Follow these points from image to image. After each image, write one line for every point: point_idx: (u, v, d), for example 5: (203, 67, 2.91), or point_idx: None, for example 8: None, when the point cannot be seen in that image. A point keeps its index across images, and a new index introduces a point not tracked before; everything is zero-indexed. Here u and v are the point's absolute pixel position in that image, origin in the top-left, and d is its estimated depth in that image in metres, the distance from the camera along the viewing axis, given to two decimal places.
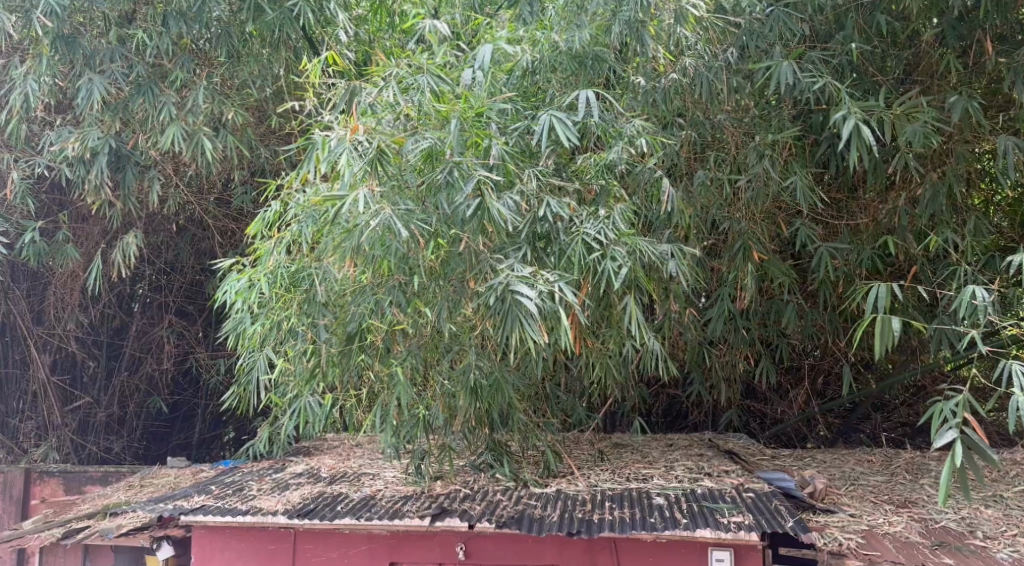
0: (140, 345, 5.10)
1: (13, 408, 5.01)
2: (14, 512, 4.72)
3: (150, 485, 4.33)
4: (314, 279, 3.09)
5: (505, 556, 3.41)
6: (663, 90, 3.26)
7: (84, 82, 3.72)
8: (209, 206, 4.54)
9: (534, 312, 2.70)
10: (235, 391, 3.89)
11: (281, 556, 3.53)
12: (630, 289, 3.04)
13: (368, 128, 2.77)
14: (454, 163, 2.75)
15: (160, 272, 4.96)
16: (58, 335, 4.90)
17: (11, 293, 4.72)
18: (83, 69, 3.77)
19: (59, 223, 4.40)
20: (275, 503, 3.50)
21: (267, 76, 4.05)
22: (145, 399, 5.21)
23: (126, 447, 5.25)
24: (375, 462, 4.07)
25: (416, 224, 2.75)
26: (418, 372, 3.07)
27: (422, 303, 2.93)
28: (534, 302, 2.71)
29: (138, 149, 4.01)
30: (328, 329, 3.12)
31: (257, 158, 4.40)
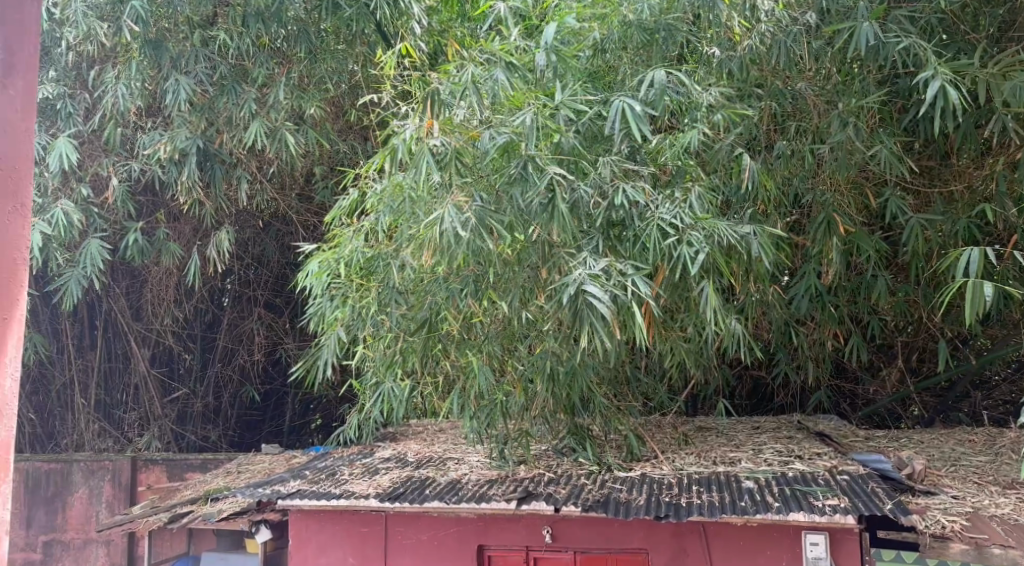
0: (232, 337, 5.29)
1: (118, 400, 5.37)
2: (123, 498, 4.99)
3: (246, 471, 4.51)
4: (390, 267, 3.13)
5: (592, 537, 3.44)
6: (739, 60, 3.16)
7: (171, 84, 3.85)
8: (292, 201, 4.68)
9: (608, 314, 2.63)
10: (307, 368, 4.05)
11: (374, 538, 3.68)
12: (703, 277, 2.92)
13: (442, 123, 2.76)
14: (528, 156, 2.70)
15: (248, 266, 5.11)
16: (155, 330, 5.17)
17: (112, 291, 5.02)
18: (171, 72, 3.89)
19: (156, 222, 4.60)
20: (367, 487, 3.59)
21: (344, 72, 4.15)
22: (238, 388, 5.41)
23: (223, 435, 5.48)
24: (458, 447, 4.14)
25: (492, 220, 2.72)
26: (496, 358, 3.12)
27: (497, 293, 2.96)
28: (607, 303, 2.63)
29: (224, 148, 4.15)
30: (404, 316, 3.18)
31: (337, 151, 4.49)
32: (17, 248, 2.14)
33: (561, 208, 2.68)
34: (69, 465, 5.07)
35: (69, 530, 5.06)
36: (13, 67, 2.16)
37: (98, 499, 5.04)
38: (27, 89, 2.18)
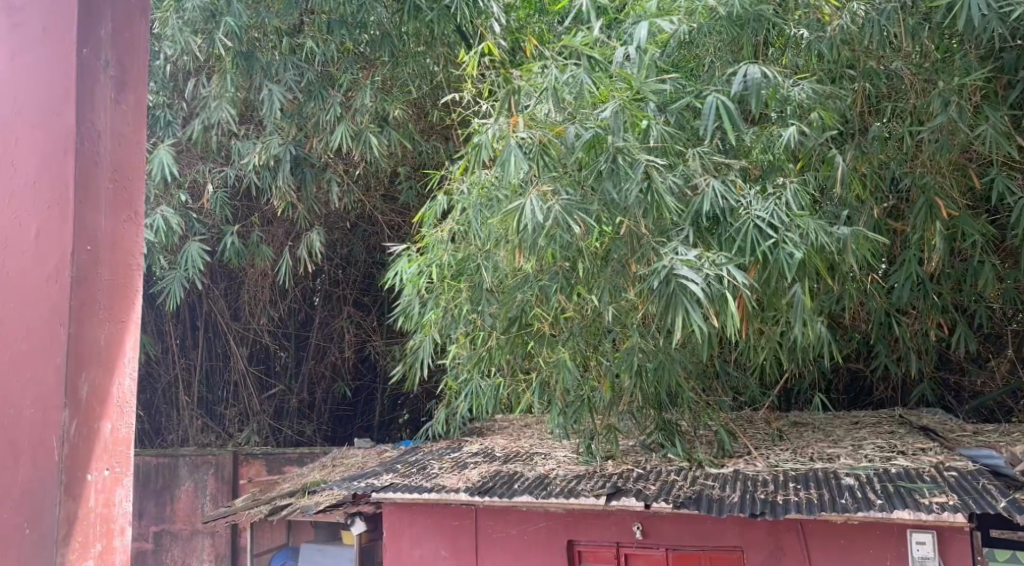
0: (323, 334, 5.45)
1: (219, 396, 5.62)
2: (226, 491, 5.20)
3: (341, 465, 4.63)
4: (479, 265, 3.17)
5: (683, 535, 3.41)
6: (829, 39, 3.01)
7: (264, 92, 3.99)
8: (377, 202, 4.79)
9: (702, 297, 2.55)
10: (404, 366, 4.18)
11: (465, 532, 3.77)
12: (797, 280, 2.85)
13: (527, 121, 2.75)
14: (617, 149, 2.63)
15: (337, 266, 5.26)
16: (252, 329, 5.38)
17: (212, 292, 5.24)
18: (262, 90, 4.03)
19: (251, 225, 4.77)
20: (457, 481, 3.64)
21: (425, 74, 4.21)
22: (330, 384, 5.57)
23: (317, 430, 5.66)
24: (545, 442, 4.15)
25: (580, 212, 2.67)
26: (581, 353, 3.12)
27: (585, 288, 2.93)
28: (700, 286, 2.56)
29: (313, 152, 4.28)
30: (493, 314, 3.21)
31: (419, 152, 4.55)
32: (133, 256, 1.49)
33: (661, 193, 2.63)
34: (176, 459, 5.33)
35: (178, 521, 5.32)
36: (126, 83, 1.50)
37: (202, 491, 5.27)
38: (139, 98, 1.53)
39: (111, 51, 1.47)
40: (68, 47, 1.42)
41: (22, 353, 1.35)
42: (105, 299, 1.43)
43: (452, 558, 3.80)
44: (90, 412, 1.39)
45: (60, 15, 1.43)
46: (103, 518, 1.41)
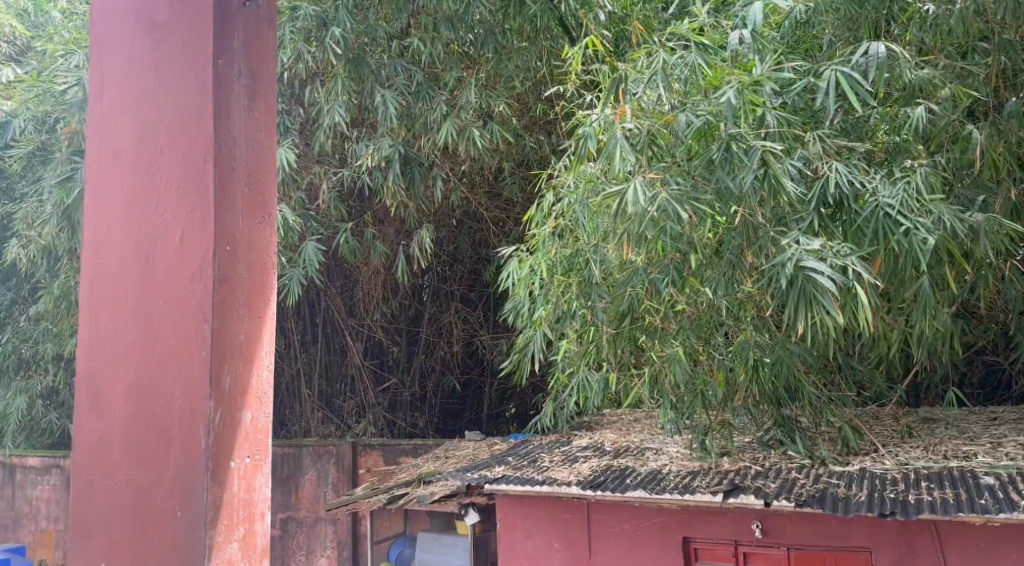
0: (433, 330, 5.59)
1: (338, 389, 5.85)
2: (346, 480, 5.40)
3: (454, 456, 4.73)
4: (589, 261, 3.15)
5: (806, 534, 3.34)
6: (960, 13, 2.74)
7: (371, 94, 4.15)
8: (483, 198, 4.88)
9: (832, 289, 2.44)
10: (512, 361, 4.18)
11: (577, 525, 3.87)
12: (927, 271, 2.74)
13: (634, 109, 2.69)
14: (729, 138, 2.56)
15: (445, 263, 5.39)
16: (367, 325, 5.56)
17: (328, 290, 5.44)
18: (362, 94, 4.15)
19: (364, 224, 4.93)
20: (569, 474, 3.65)
21: (529, 70, 4.23)
22: (441, 377, 5.75)
23: (429, 422, 5.82)
24: (656, 437, 4.10)
25: (693, 202, 2.62)
26: (694, 348, 3.05)
27: (699, 281, 2.86)
28: (829, 277, 2.44)
29: (422, 152, 4.42)
30: (605, 310, 3.18)
31: (523, 148, 4.58)
32: (268, 255, 1.56)
33: (778, 179, 2.52)
34: (299, 449, 5.58)
35: (302, 508, 5.58)
36: (257, 91, 1.58)
37: (325, 480, 5.50)
38: (269, 106, 1.61)
39: (243, 63, 1.55)
40: (205, 58, 1.49)
41: (173, 347, 1.44)
42: (243, 295, 1.50)
43: (564, 550, 3.89)
44: (231, 402, 1.46)
45: (200, 32, 1.50)
46: (246, 502, 1.47)
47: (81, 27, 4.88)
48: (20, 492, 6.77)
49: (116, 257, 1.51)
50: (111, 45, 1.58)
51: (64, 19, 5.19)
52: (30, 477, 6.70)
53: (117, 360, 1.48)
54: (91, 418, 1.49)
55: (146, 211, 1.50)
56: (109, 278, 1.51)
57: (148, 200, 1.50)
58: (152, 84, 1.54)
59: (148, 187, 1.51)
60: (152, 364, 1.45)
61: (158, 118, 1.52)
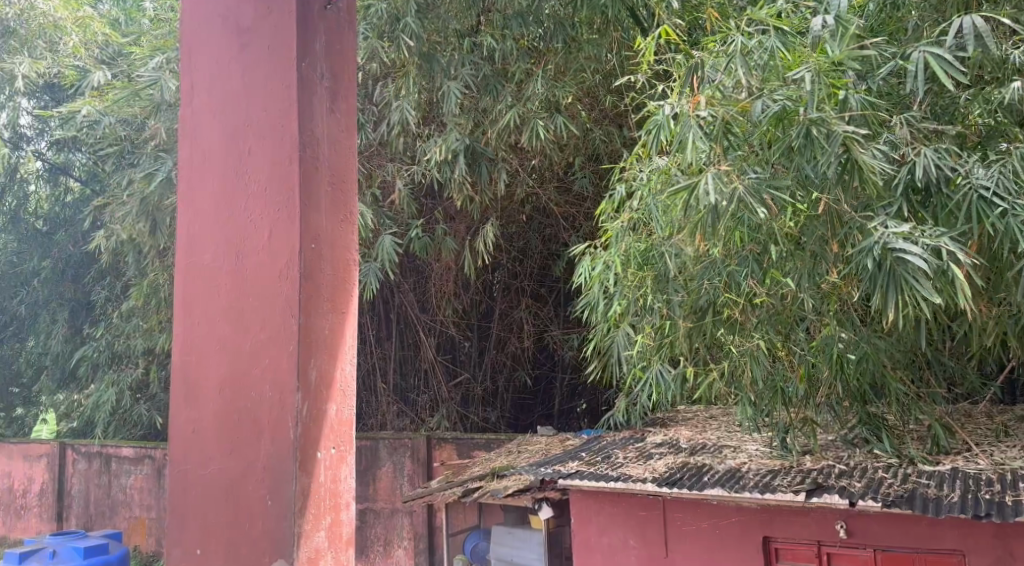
0: (504, 325, 5.64)
1: (412, 384, 5.93)
2: (421, 472, 5.47)
3: (527, 450, 4.74)
4: (665, 255, 3.10)
5: (895, 535, 3.29)
6: None
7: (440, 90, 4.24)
8: (552, 193, 4.85)
9: (926, 270, 2.35)
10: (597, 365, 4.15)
11: (653, 522, 3.88)
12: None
13: (708, 98, 2.62)
14: (810, 121, 2.43)
15: (515, 259, 5.42)
16: (439, 321, 5.61)
17: (402, 286, 5.51)
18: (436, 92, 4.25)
19: (435, 219, 4.98)
20: (643, 470, 3.62)
21: (601, 61, 4.19)
22: (512, 373, 5.77)
23: (501, 417, 5.90)
24: (734, 434, 4.03)
25: (770, 192, 2.58)
26: (774, 343, 3.00)
27: (780, 273, 2.79)
28: (923, 258, 2.36)
29: (490, 146, 4.44)
30: (681, 305, 3.16)
31: (591, 141, 4.54)
32: (350, 252, 1.60)
33: (862, 164, 2.43)
34: (376, 441, 5.68)
35: (380, 499, 5.69)
36: (338, 91, 1.62)
37: (401, 472, 5.60)
38: (349, 107, 1.65)
39: (325, 65, 1.59)
40: (290, 61, 1.53)
41: (263, 342, 1.48)
42: (327, 290, 1.54)
43: (641, 547, 3.92)
44: (319, 395, 1.50)
45: (285, 35, 1.54)
46: (332, 492, 1.51)
47: (165, 32, 5.07)
48: (115, 481, 7.10)
49: (207, 254, 1.56)
50: (200, 49, 1.63)
51: (151, 26, 5.41)
52: (124, 466, 7.02)
53: (209, 354, 1.53)
54: (184, 410, 1.53)
55: (235, 209, 1.55)
56: (201, 274, 1.56)
57: (238, 199, 1.55)
58: (239, 86, 1.58)
59: (237, 186, 1.55)
60: (242, 358, 1.50)
61: (245, 119, 1.56)
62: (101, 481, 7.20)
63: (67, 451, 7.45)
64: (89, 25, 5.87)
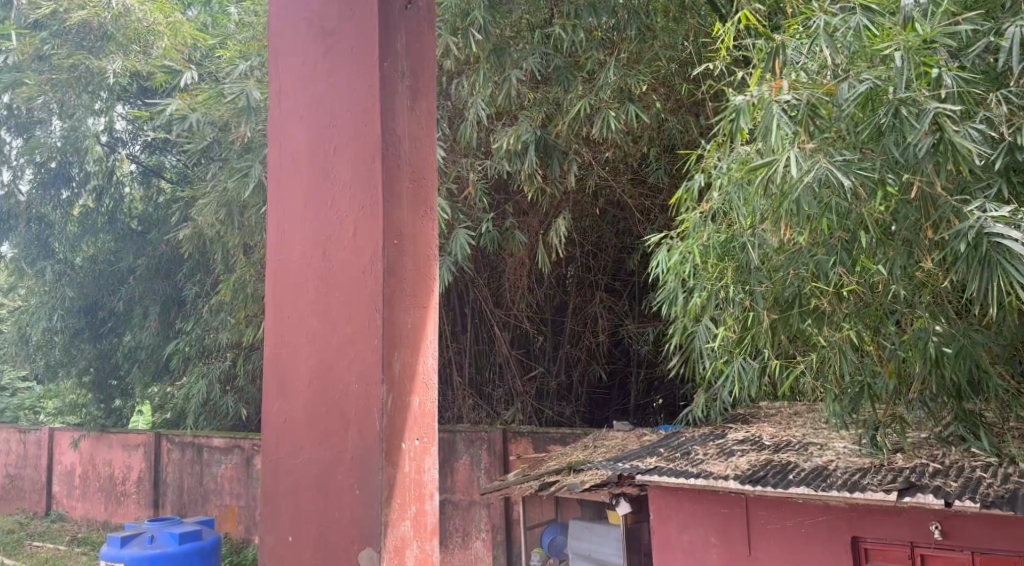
0: (578, 320, 5.62)
1: (487, 377, 5.97)
2: (498, 465, 5.50)
3: (603, 445, 4.71)
4: (747, 246, 3.03)
5: (995, 538, 3.16)
6: None
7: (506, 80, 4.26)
8: (626, 185, 4.79)
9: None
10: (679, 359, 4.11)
11: (736, 519, 3.84)
12: None
13: (791, 83, 2.60)
14: (899, 101, 2.39)
15: (589, 253, 5.40)
16: (513, 315, 5.62)
17: (476, 281, 5.53)
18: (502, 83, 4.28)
19: (505, 212, 4.99)
20: (724, 467, 3.55)
21: (677, 48, 4.17)
22: (586, 367, 5.74)
23: (576, 411, 5.87)
24: (819, 431, 3.92)
25: (860, 172, 2.49)
26: (863, 337, 2.86)
27: (870, 261, 2.66)
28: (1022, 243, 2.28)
29: (560, 139, 4.39)
30: (764, 296, 3.07)
31: (666, 131, 4.47)
32: (430, 248, 1.63)
33: (955, 142, 2.33)
34: (453, 434, 5.75)
35: (457, 491, 5.75)
36: (418, 90, 1.64)
37: (477, 465, 5.65)
38: (429, 104, 1.67)
39: (405, 64, 1.61)
40: (372, 61, 1.55)
41: (350, 335, 1.52)
42: (409, 285, 1.56)
43: (722, 545, 3.88)
44: (403, 387, 1.52)
45: (367, 35, 1.56)
46: (416, 482, 1.54)
47: (249, 36, 5.22)
48: (206, 470, 7.39)
49: (297, 251, 1.60)
50: (288, 53, 1.67)
51: (236, 31, 5.61)
52: (215, 456, 7.31)
53: (299, 348, 1.57)
54: (276, 402, 1.58)
55: (321, 206, 1.58)
56: (291, 271, 1.60)
57: (324, 197, 1.58)
58: (324, 88, 1.61)
59: (323, 184, 1.59)
60: (330, 352, 1.53)
61: (330, 119, 1.60)
62: (193, 470, 7.50)
63: (162, 441, 7.80)
64: (181, 29, 6.22)
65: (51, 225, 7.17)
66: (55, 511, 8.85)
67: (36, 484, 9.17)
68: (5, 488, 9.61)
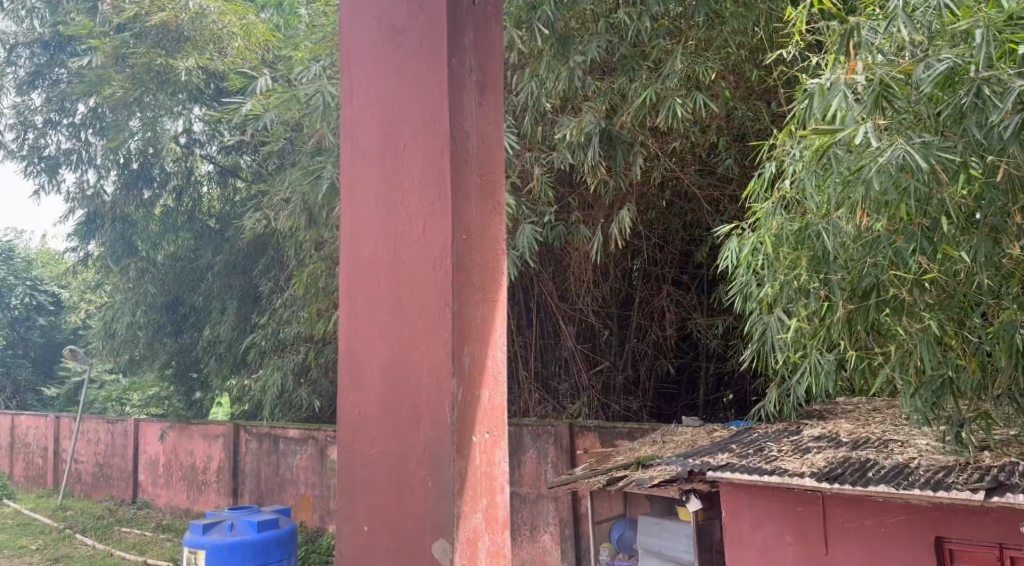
0: (645, 313, 5.57)
1: (552, 372, 5.94)
2: (565, 459, 5.50)
3: (672, 441, 4.64)
4: (821, 235, 2.97)
5: None
6: None
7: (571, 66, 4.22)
8: (694, 176, 4.71)
9: None
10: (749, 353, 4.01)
11: (812, 517, 3.76)
12: None
13: (866, 64, 2.51)
14: (982, 80, 2.29)
15: (655, 246, 5.33)
16: (578, 310, 5.58)
17: (541, 276, 5.52)
18: (565, 70, 4.24)
19: (569, 206, 4.95)
20: (801, 465, 3.50)
21: (749, 32, 4.06)
22: (654, 361, 5.68)
23: (643, 406, 5.86)
24: (900, 428, 3.79)
25: (939, 155, 2.39)
26: (946, 329, 2.73)
27: (953, 248, 2.55)
28: None
29: (625, 129, 4.30)
30: (842, 284, 2.95)
31: (738, 121, 4.42)
32: (499, 243, 1.63)
33: None
34: (520, 428, 5.77)
35: (525, 484, 5.78)
36: (486, 85, 1.65)
37: (544, 459, 5.66)
38: (497, 99, 1.67)
39: (473, 59, 1.62)
40: (440, 57, 1.56)
41: (420, 329, 1.53)
42: (478, 280, 1.57)
43: (798, 544, 3.80)
44: (473, 380, 1.53)
45: (435, 31, 1.57)
46: (487, 475, 1.55)
47: (321, 36, 5.36)
48: (282, 460, 7.59)
49: (368, 246, 1.62)
50: (358, 51, 1.70)
51: (307, 31, 5.74)
52: (291, 446, 7.51)
53: (372, 342, 1.59)
54: (351, 395, 1.61)
55: (392, 201, 1.60)
56: (363, 267, 1.63)
57: (394, 193, 1.60)
58: (394, 85, 1.63)
59: (394, 181, 1.61)
60: (402, 346, 1.55)
61: (400, 116, 1.61)
62: (270, 460, 7.72)
63: (240, 432, 8.05)
64: (255, 29, 6.43)
65: (134, 224, 7.38)
66: (140, 499, 9.23)
67: (123, 472, 9.58)
68: (95, 475, 10.06)
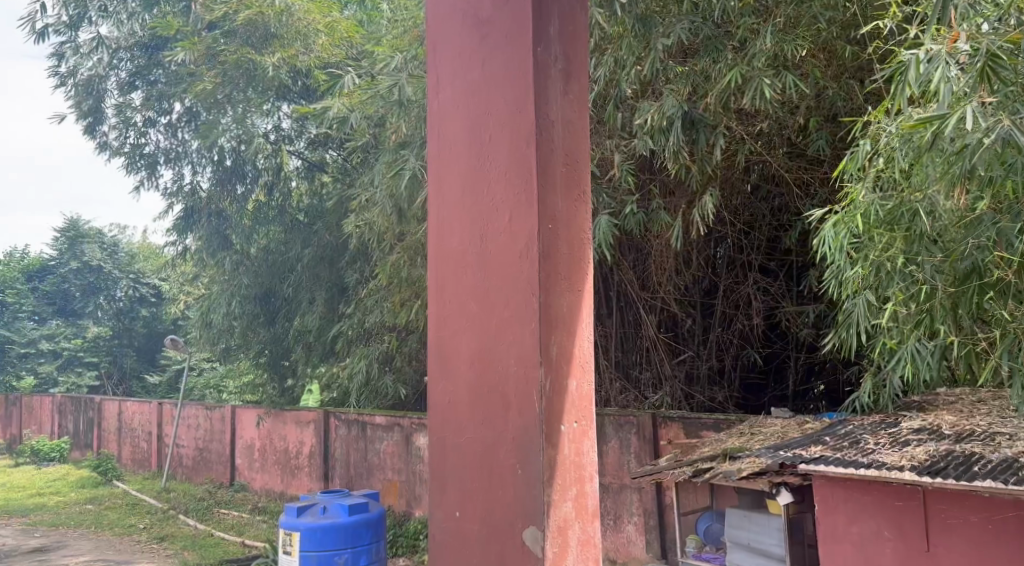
0: (730, 302, 5.45)
1: (634, 361, 5.88)
2: (649, 449, 5.44)
3: (760, 433, 4.54)
4: (918, 214, 2.85)
5: None
6: None
7: (653, 49, 4.16)
8: (781, 157, 4.55)
9: None
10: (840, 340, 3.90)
11: (913, 513, 3.62)
12: None
13: (970, 33, 2.41)
14: None
15: (740, 232, 5.23)
16: (660, 297, 5.48)
17: (622, 264, 5.51)
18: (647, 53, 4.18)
19: (651, 197, 4.88)
20: (900, 457, 3.37)
21: (839, 6, 3.94)
22: (740, 350, 5.54)
23: (729, 397, 5.68)
24: (1008, 421, 3.60)
25: None
26: None
27: None
28: None
29: (708, 112, 4.24)
30: (939, 268, 2.85)
31: (830, 104, 4.26)
32: (585, 232, 1.62)
33: None
34: (603, 417, 5.75)
35: (609, 474, 5.75)
36: (571, 74, 1.63)
37: (628, 449, 5.61)
38: (582, 87, 1.66)
39: (559, 48, 1.60)
40: (525, 47, 1.56)
41: (508, 319, 1.54)
42: (565, 269, 1.56)
43: (898, 540, 3.67)
44: (561, 369, 1.53)
45: (520, 21, 1.57)
46: (576, 464, 1.54)
47: (403, 31, 5.44)
48: (370, 446, 7.77)
49: (456, 237, 1.64)
50: (445, 43, 1.71)
51: (389, 26, 5.87)
52: (378, 433, 7.68)
53: (460, 331, 1.61)
54: (441, 383, 1.63)
55: (479, 191, 1.61)
56: (451, 257, 1.64)
57: (480, 182, 1.61)
58: (479, 76, 1.63)
59: (480, 171, 1.61)
60: (490, 335, 1.56)
61: (486, 106, 1.62)
62: (358, 446, 7.91)
63: (330, 419, 8.28)
64: (338, 26, 6.81)
65: (228, 217, 7.79)
66: (238, 481, 9.61)
67: (222, 456, 9.99)
68: (196, 459, 10.53)
